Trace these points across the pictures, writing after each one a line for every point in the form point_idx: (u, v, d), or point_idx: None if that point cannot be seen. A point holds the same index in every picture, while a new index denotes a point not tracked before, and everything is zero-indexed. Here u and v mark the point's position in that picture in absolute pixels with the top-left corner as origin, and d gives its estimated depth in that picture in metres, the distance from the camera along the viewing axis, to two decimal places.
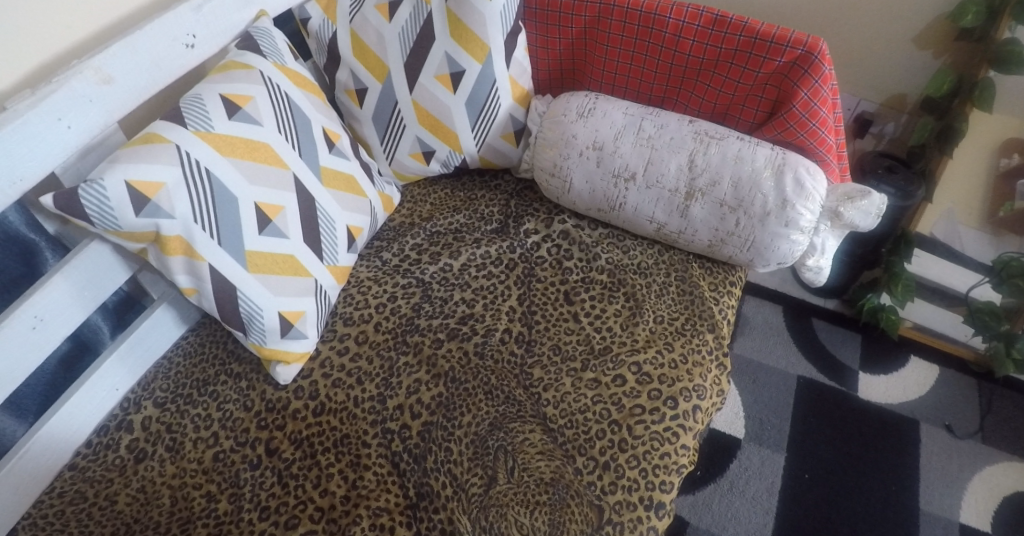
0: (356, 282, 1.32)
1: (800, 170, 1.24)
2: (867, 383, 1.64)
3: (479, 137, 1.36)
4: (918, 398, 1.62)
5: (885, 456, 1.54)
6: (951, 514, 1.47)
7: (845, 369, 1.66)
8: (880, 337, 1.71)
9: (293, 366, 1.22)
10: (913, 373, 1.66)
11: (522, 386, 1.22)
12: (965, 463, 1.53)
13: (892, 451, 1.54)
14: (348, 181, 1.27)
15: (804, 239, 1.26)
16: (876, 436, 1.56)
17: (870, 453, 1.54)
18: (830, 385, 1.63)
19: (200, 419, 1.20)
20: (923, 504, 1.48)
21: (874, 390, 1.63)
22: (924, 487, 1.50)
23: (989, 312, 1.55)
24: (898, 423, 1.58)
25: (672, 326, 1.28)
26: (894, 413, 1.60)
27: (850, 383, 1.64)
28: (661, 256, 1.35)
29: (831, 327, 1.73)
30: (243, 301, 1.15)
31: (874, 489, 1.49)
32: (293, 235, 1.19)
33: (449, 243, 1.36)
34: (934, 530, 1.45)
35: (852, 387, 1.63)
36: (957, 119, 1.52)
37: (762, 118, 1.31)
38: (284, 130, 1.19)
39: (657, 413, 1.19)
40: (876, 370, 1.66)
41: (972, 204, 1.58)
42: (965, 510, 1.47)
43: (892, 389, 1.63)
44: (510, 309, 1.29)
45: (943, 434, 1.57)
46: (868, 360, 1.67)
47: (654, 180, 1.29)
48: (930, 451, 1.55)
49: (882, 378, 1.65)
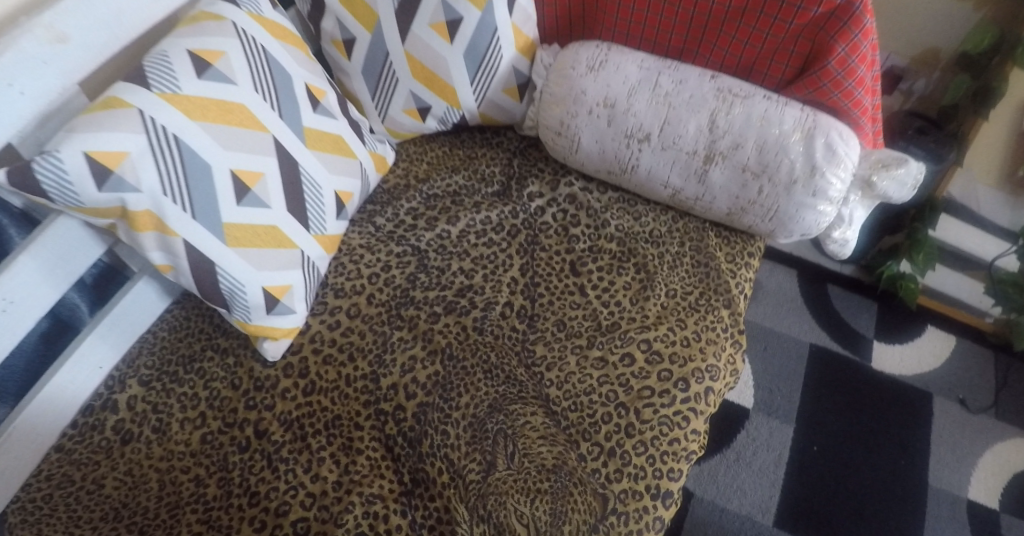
0: (347, 250, 1.23)
1: (831, 134, 1.14)
2: (881, 353, 1.58)
3: (479, 92, 1.25)
4: (933, 369, 1.57)
5: (897, 429, 1.49)
6: (958, 490, 1.44)
7: (859, 337, 1.59)
8: (896, 304, 1.64)
9: (280, 343, 1.15)
10: (929, 342, 1.60)
11: (523, 365, 1.15)
12: (977, 438, 1.49)
13: (904, 424, 1.50)
14: (336, 142, 1.18)
15: (831, 211, 1.17)
16: (888, 408, 1.51)
17: (882, 426, 1.49)
18: (844, 354, 1.57)
19: (187, 399, 1.15)
20: (931, 479, 1.45)
21: (887, 360, 1.57)
22: (934, 461, 1.46)
23: (1012, 283, 1.51)
24: (911, 396, 1.53)
25: (685, 301, 1.19)
26: (907, 385, 1.54)
27: (863, 352, 1.57)
28: (674, 223, 1.25)
29: (846, 294, 1.65)
30: (223, 278, 1.07)
31: (883, 464, 1.46)
32: (275, 204, 1.10)
33: (446, 207, 1.27)
34: (939, 506, 1.42)
35: (865, 357, 1.57)
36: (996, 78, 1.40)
37: (792, 74, 1.19)
38: (260, 88, 1.09)
39: (667, 395, 1.12)
40: (891, 339, 1.59)
41: (991, 167, 1.53)
42: (974, 487, 1.45)
43: (907, 360, 1.57)
44: (511, 281, 1.21)
45: (957, 408, 1.52)
46: (883, 328, 1.61)
47: (670, 142, 1.19)
48: (942, 425, 1.50)
49: (897, 347, 1.58)
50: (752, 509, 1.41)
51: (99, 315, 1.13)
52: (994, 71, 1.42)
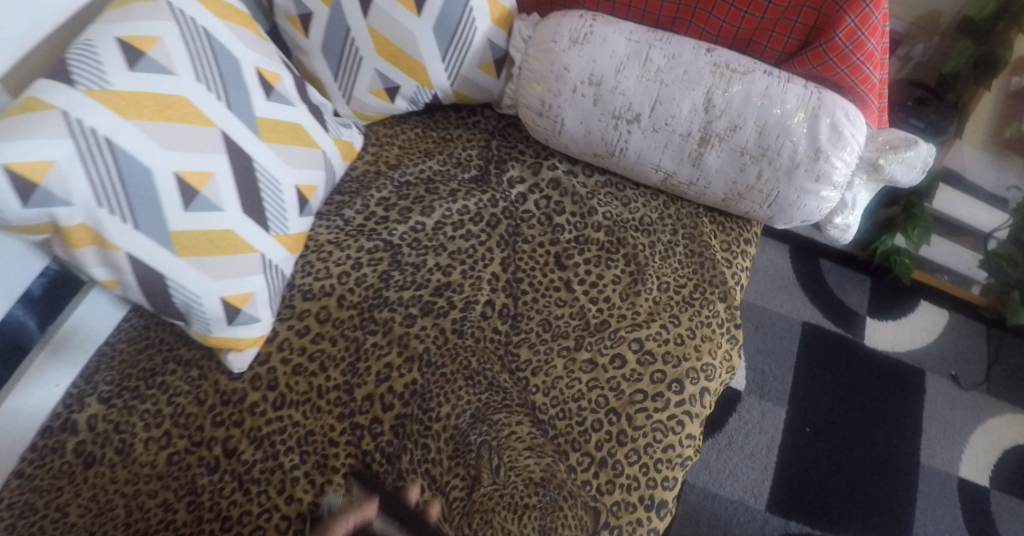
0: (315, 246, 1.15)
1: (838, 114, 1.05)
2: (875, 329, 1.54)
3: (451, 69, 1.15)
4: (925, 345, 1.53)
5: (889, 408, 1.46)
6: (950, 469, 1.41)
7: (851, 314, 1.55)
8: (890, 279, 1.60)
9: (247, 353, 1.07)
10: (921, 318, 1.56)
11: (507, 371, 1.08)
12: (968, 414, 1.47)
13: (896, 402, 1.47)
14: (294, 131, 1.09)
15: (835, 196, 1.09)
16: (880, 386, 1.48)
17: (874, 406, 1.46)
18: (836, 331, 1.53)
19: (150, 417, 1.07)
20: (923, 458, 1.42)
21: (881, 336, 1.53)
22: (926, 440, 1.44)
23: (1007, 257, 1.45)
24: (903, 373, 1.50)
25: (678, 295, 1.12)
26: (898, 362, 1.51)
27: (857, 329, 1.53)
28: (666, 209, 1.17)
29: (839, 270, 1.60)
30: (175, 291, 1.00)
31: (876, 444, 1.42)
32: (229, 206, 1.02)
33: (420, 196, 1.18)
34: (932, 485, 1.40)
35: (858, 334, 1.53)
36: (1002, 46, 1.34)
37: (795, 47, 1.09)
38: (203, 77, 1.00)
39: (660, 399, 1.06)
40: (884, 315, 1.55)
41: (977, 129, 1.49)
42: (965, 464, 1.42)
43: (899, 336, 1.53)
44: (492, 278, 1.13)
45: (948, 385, 1.49)
46: (876, 304, 1.57)
47: (662, 123, 1.09)
48: (934, 402, 1.47)
49: (889, 323, 1.55)
50: (744, 494, 1.37)
51: (48, 328, 1.08)
52: (998, 38, 1.35)
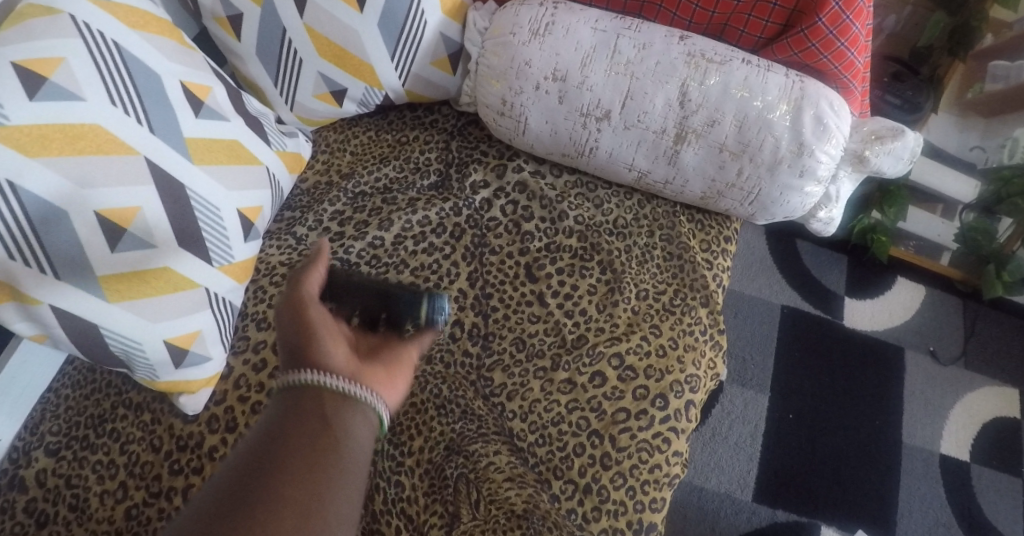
0: (266, 270, 1.06)
1: (822, 104, 0.97)
2: (853, 309, 1.50)
3: (402, 68, 1.07)
4: (904, 323, 1.50)
5: (871, 388, 1.43)
6: (932, 446, 1.39)
7: (830, 294, 1.51)
8: (867, 256, 1.55)
9: (200, 395, 0.99)
10: (899, 295, 1.52)
11: (481, 396, 1.02)
12: (948, 389, 1.44)
13: (877, 381, 1.44)
14: (230, 148, 1.00)
15: (819, 190, 1.02)
16: (861, 366, 1.45)
17: (856, 387, 1.43)
18: (816, 314, 1.49)
19: (103, 468, 0.99)
20: (906, 437, 1.40)
21: (860, 317, 1.49)
22: (908, 419, 1.41)
23: (982, 229, 1.39)
24: (883, 351, 1.46)
25: (658, 303, 1.05)
26: (879, 341, 1.48)
27: (836, 310, 1.49)
28: (641, 209, 1.11)
29: (817, 250, 1.55)
30: (112, 339, 0.91)
31: (859, 426, 1.40)
32: (162, 241, 0.92)
33: (377, 208, 1.10)
34: (916, 465, 1.37)
35: (838, 315, 1.49)
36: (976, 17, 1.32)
37: (775, 31, 1.02)
38: (119, 100, 0.89)
39: (645, 417, 0.99)
40: (862, 294, 1.51)
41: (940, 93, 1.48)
42: (947, 440, 1.40)
43: (878, 314, 1.50)
44: (459, 295, 1.06)
45: (928, 361, 1.47)
46: (854, 283, 1.52)
47: (635, 119, 1.01)
48: (914, 380, 1.45)
49: (868, 302, 1.51)
50: (731, 486, 1.33)
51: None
52: (973, 8, 1.32)
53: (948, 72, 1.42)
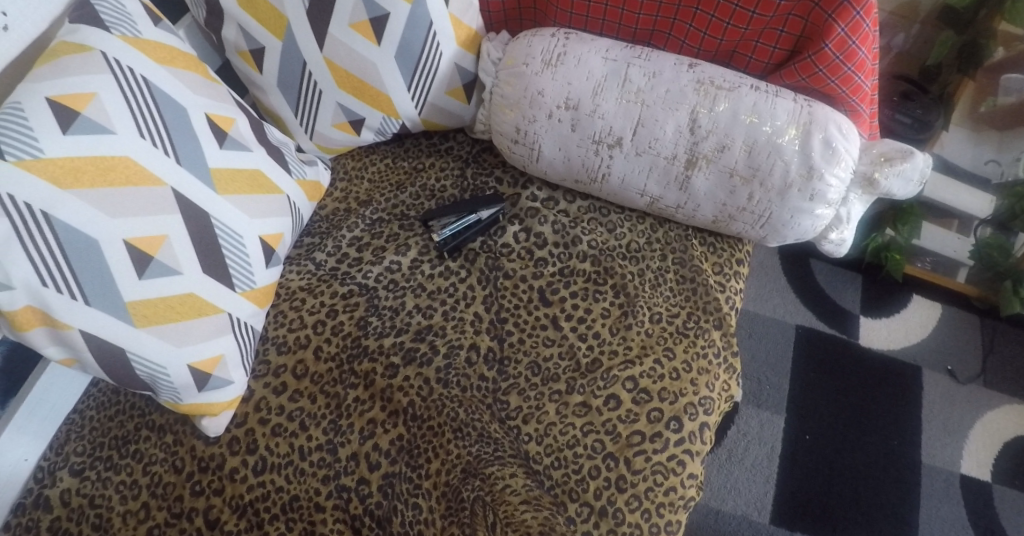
0: (287, 295, 1.10)
1: (830, 128, 0.99)
2: (869, 329, 1.50)
3: (418, 97, 1.11)
4: (920, 342, 1.49)
5: (888, 408, 1.43)
6: (952, 466, 1.38)
7: (844, 314, 1.51)
8: (881, 276, 1.55)
9: (222, 417, 1.01)
10: (914, 314, 1.52)
11: (497, 419, 1.03)
12: (966, 410, 1.44)
13: (893, 401, 1.43)
14: (253, 178, 1.03)
15: (830, 213, 1.03)
16: (877, 386, 1.45)
17: (873, 407, 1.43)
18: (830, 334, 1.49)
19: (126, 488, 1.02)
20: (924, 458, 1.39)
21: (875, 337, 1.49)
22: (927, 439, 1.40)
23: (997, 246, 1.40)
24: (900, 371, 1.46)
25: (671, 326, 1.07)
26: (895, 360, 1.47)
27: (851, 330, 1.50)
28: (653, 233, 1.12)
29: (831, 270, 1.56)
30: (139, 364, 0.93)
31: (876, 447, 1.39)
32: (187, 268, 0.95)
33: (394, 234, 1.13)
34: (934, 486, 1.37)
35: (852, 335, 1.49)
36: (983, 35, 1.33)
37: (782, 57, 1.04)
38: (147, 132, 0.93)
39: (659, 439, 1.00)
40: (877, 314, 1.52)
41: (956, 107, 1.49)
42: (966, 461, 1.39)
43: (894, 334, 1.50)
44: (475, 319, 1.08)
45: (946, 381, 1.46)
46: (868, 302, 1.53)
47: (645, 146, 1.03)
48: (932, 401, 1.44)
49: (883, 321, 1.51)
50: (746, 508, 1.34)
51: (10, 405, 1.01)
52: (980, 26, 1.34)
53: (957, 91, 1.45)
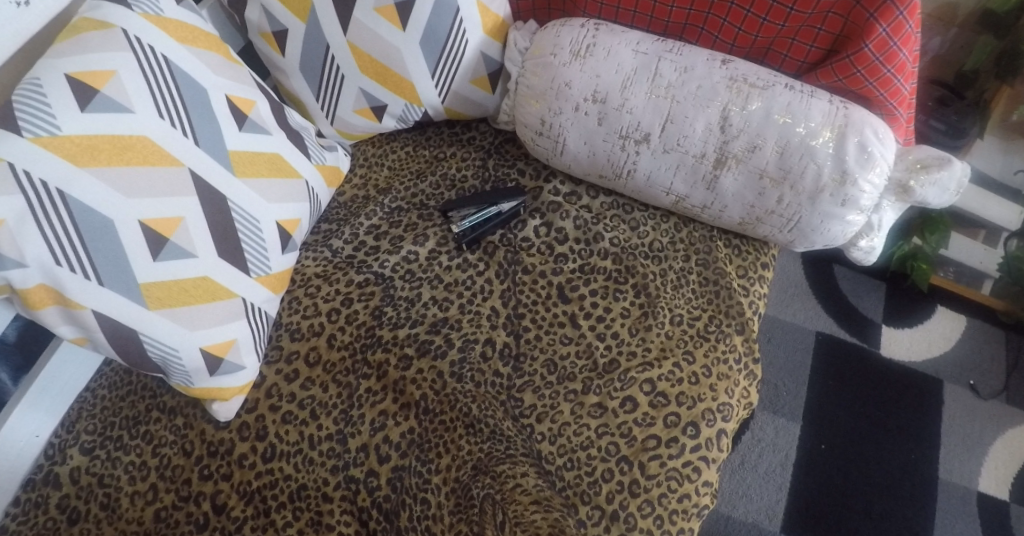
0: (302, 281, 1.08)
1: (866, 132, 0.96)
2: (891, 338, 1.47)
3: (442, 85, 1.08)
4: (943, 354, 1.46)
5: (908, 420, 1.39)
6: (970, 483, 1.35)
7: (867, 322, 1.48)
8: (906, 285, 1.51)
9: (233, 402, 1.01)
10: (938, 325, 1.48)
11: (510, 417, 1.01)
12: (989, 425, 1.40)
13: (913, 414, 1.40)
14: (272, 162, 1.01)
15: (861, 220, 1.00)
16: (897, 398, 1.41)
17: (892, 419, 1.39)
18: (851, 341, 1.46)
19: (135, 469, 1.01)
20: (942, 473, 1.36)
21: (897, 347, 1.46)
22: (945, 453, 1.37)
23: None
24: (921, 383, 1.43)
25: (692, 329, 1.04)
26: (917, 372, 1.44)
27: (873, 338, 1.46)
28: (677, 232, 1.10)
29: (854, 276, 1.52)
30: (150, 346, 0.92)
31: (894, 459, 1.36)
32: (202, 251, 0.94)
33: (412, 223, 1.11)
34: (950, 502, 1.34)
35: (874, 343, 1.46)
36: None
37: (819, 56, 1.01)
38: (166, 112, 0.91)
39: (675, 445, 0.98)
40: (900, 322, 1.48)
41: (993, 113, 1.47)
42: (984, 478, 1.36)
43: (916, 345, 1.46)
44: (491, 313, 1.06)
45: (967, 395, 1.42)
46: (891, 311, 1.49)
47: (674, 143, 1.01)
48: (953, 415, 1.41)
49: (906, 331, 1.47)
50: (758, 515, 1.31)
51: (23, 381, 1.01)
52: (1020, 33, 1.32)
53: (995, 96, 1.41)
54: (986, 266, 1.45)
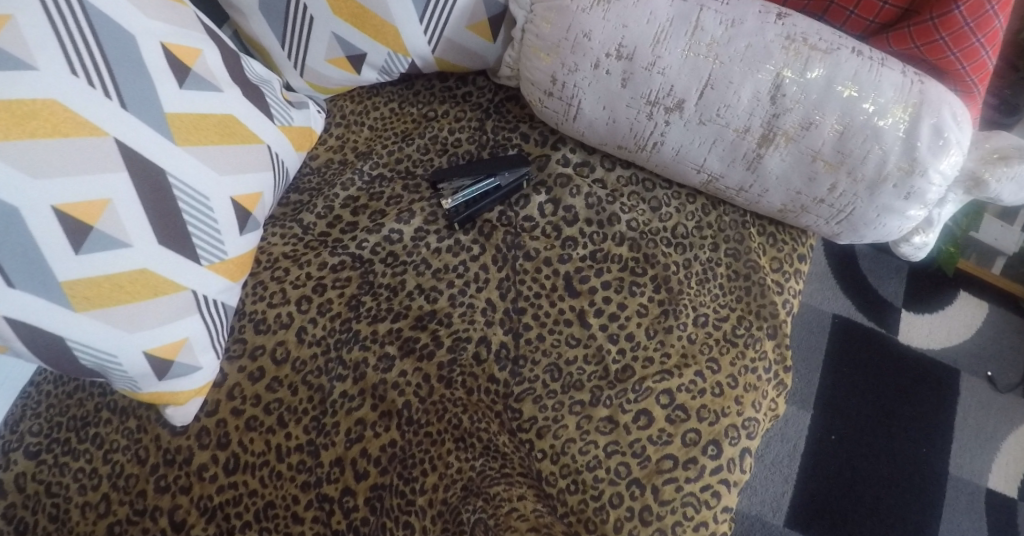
0: (268, 262, 0.93)
1: (943, 111, 0.82)
2: (910, 324, 1.35)
3: (432, 32, 0.91)
4: (962, 342, 1.35)
5: (924, 412, 1.29)
6: (979, 479, 1.26)
7: (885, 306, 1.36)
8: (929, 266, 1.39)
9: (189, 406, 0.87)
10: (959, 310, 1.37)
11: (506, 431, 0.89)
12: (1002, 421, 1.30)
13: (927, 404, 1.30)
14: (225, 127, 0.84)
15: (921, 214, 0.87)
16: (913, 386, 1.31)
17: (906, 409, 1.29)
18: (868, 326, 1.34)
19: (85, 477, 0.88)
20: (952, 468, 1.26)
21: (915, 334, 1.34)
22: (957, 448, 1.28)
23: None
24: (937, 372, 1.32)
25: (718, 332, 0.91)
26: (933, 361, 1.33)
27: (891, 323, 1.35)
28: (704, 215, 0.95)
29: (877, 255, 1.40)
30: (81, 352, 0.78)
31: (906, 452, 1.26)
32: (139, 239, 0.78)
33: (396, 195, 0.95)
34: (959, 498, 1.25)
35: (892, 330, 1.34)
36: None
37: (892, 16, 0.86)
38: (81, 69, 0.73)
39: (693, 467, 0.85)
40: (920, 308, 1.36)
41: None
42: (993, 474, 1.27)
43: (935, 331, 1.35)
44: (487, 307, 0.91)
45: (983, 387, 1.32)
46: (911, 295, 1.37)
47: (712, 114, 0.86)
48: (968, 407, 1.30)
49: (926, 317, 1.36)
50: (762, 507, 1.22)
51: None
52: None
53: None
54: (1000, 242, 1.31)
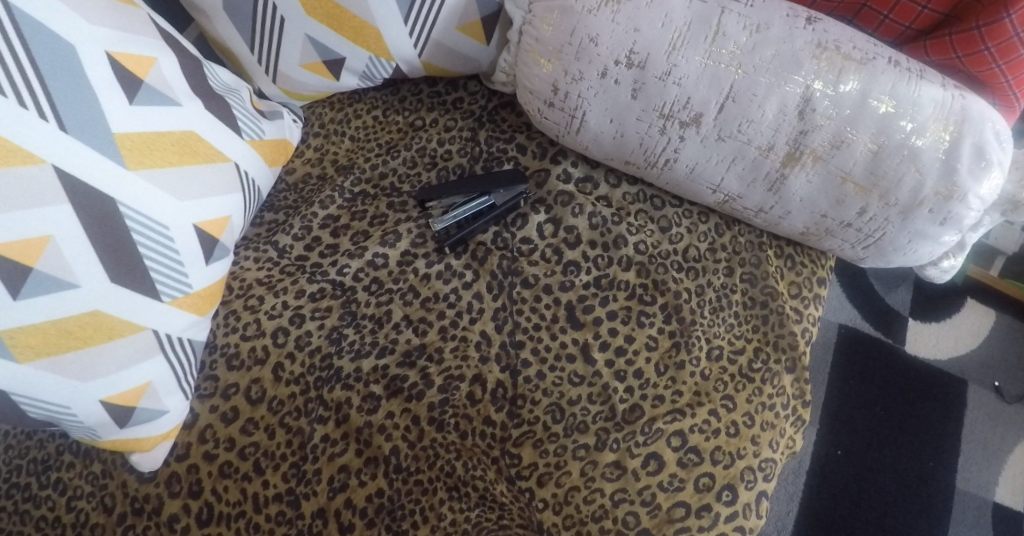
0: (241, 289, 0.84)
1: (986, 130, 0.74)
2: (917, 332, 1.29)
3: (418, 34, 0.81)
4: (969, 353, 1.29)
5: (931, 426, 1.24)
6: (986, 492, 1.21)
7: (891, 314, 1.30)
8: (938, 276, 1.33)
9: (157, 452, 0.78)
10: (966, 318, 1.31)
11: (504, 478, 0.80)
12: (1009, 432, 1.25)
13: (934, 418, 1.24)
14: (185, 145, 0.74)
15: (955, 240, 0.80)
16: (920, 399, 1.25)
17: (913, 423, 1.23)
18: (875, 336, 1.28)
19: (48, 525, 0.80)
20: (959, 482, 1.21)
21: (922, 343, 1.29)
22: (964, 462, 1.22)
23: None
24: (944, 383, 1.27)
25: (732, 367, 0.83)
26: (940, 371, 1.27)
27: (898, 334, 1.29)
28: (718, 236, 0.87)
29: None
30: (26, 404, 0.69)
31: (911, 468, 1.21)
32: (87, 278, 0.69)
33: (381, 215, 0.87)
34: (967, 515, 1.20)
35: (898, 340, 1.29)
36: None
37: (931, 21, 0.78)
38: (11, 88, 0.63)
39: (707, 515, 0.77)
40: (928, 316, 1.31)
41: None
42: (1001, 488, 1.21)
43: (943, 341, 1.29)
44: (482, 340, 0.83)
45: (991, 399, 1.26)
46: (919, 303, 1.31)
47: (733, 129, 0.77)
48: (976, 419, 1.25)
49: (934, 326, 1.30)
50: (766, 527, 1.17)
51: None
52: None
53: None
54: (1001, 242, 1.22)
